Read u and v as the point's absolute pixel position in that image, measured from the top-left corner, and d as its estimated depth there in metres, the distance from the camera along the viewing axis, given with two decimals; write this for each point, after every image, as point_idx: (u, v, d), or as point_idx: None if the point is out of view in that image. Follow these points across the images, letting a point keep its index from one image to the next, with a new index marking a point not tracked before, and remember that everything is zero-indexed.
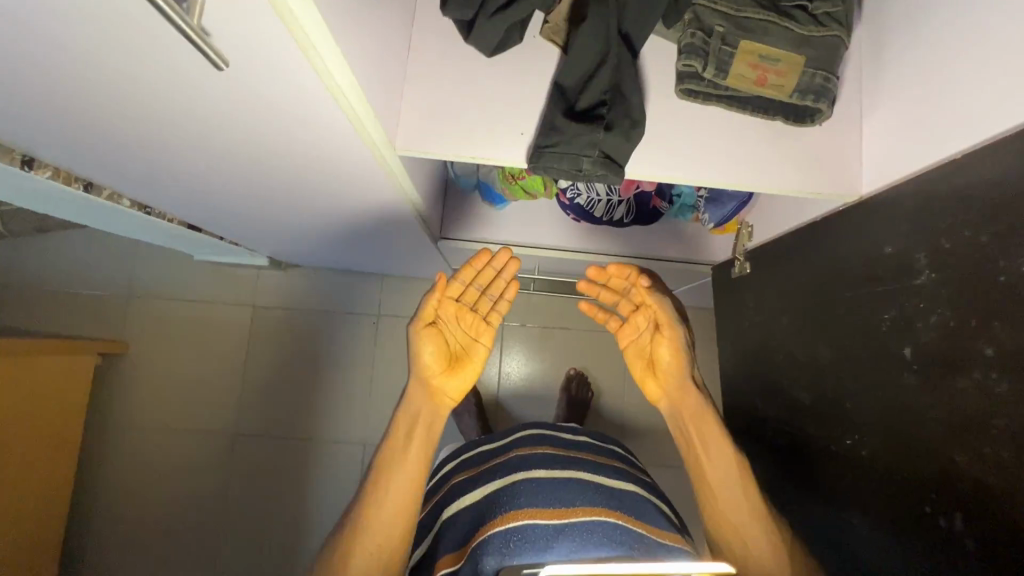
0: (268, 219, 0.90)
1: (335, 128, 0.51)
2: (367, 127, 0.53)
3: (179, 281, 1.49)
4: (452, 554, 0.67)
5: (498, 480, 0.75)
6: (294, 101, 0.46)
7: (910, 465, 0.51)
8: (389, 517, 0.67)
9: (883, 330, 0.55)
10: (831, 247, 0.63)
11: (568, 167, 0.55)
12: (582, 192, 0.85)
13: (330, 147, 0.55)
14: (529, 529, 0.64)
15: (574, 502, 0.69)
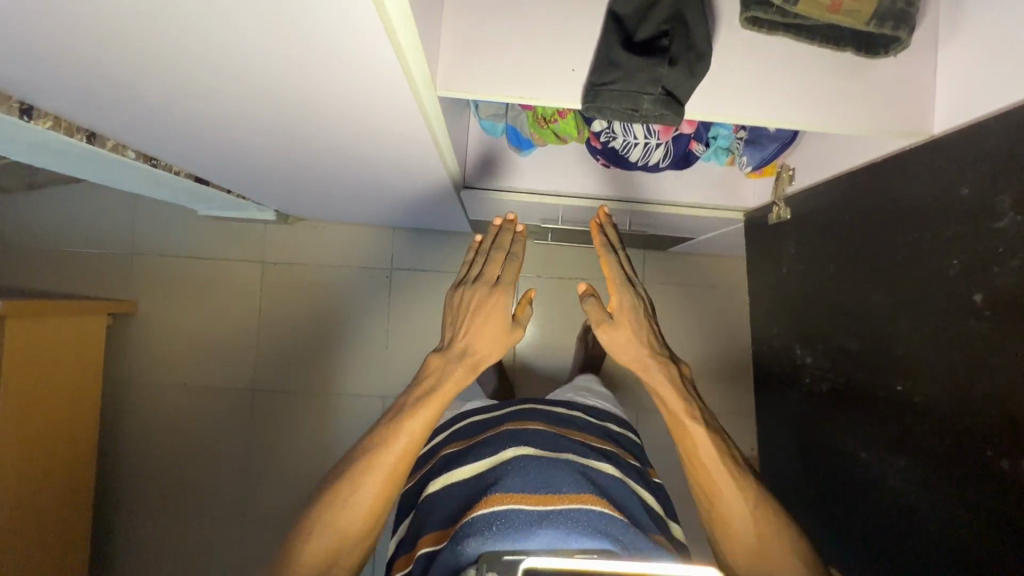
0: (285, 169, 0.85)
1: (376, 65, 0.46)
2: (412, 67, 0.48)
3: (183, 237, 1.44)
4: (432, 536, 0.64)
5: (488, 457, 0.70)
6: (338, 39, 0.41)
7: (972, 409, 0.51)
8: (381, 474, 0.67)
9: (951, 277, 0.53)
10: (893, 191, 0.60)
11: (627, 107, 0.52)
12: (615, 135, 0.80)
13: (367, 89, 0.51)
14: (513, 514, 0.58)
15: (556, 483, 0.63)
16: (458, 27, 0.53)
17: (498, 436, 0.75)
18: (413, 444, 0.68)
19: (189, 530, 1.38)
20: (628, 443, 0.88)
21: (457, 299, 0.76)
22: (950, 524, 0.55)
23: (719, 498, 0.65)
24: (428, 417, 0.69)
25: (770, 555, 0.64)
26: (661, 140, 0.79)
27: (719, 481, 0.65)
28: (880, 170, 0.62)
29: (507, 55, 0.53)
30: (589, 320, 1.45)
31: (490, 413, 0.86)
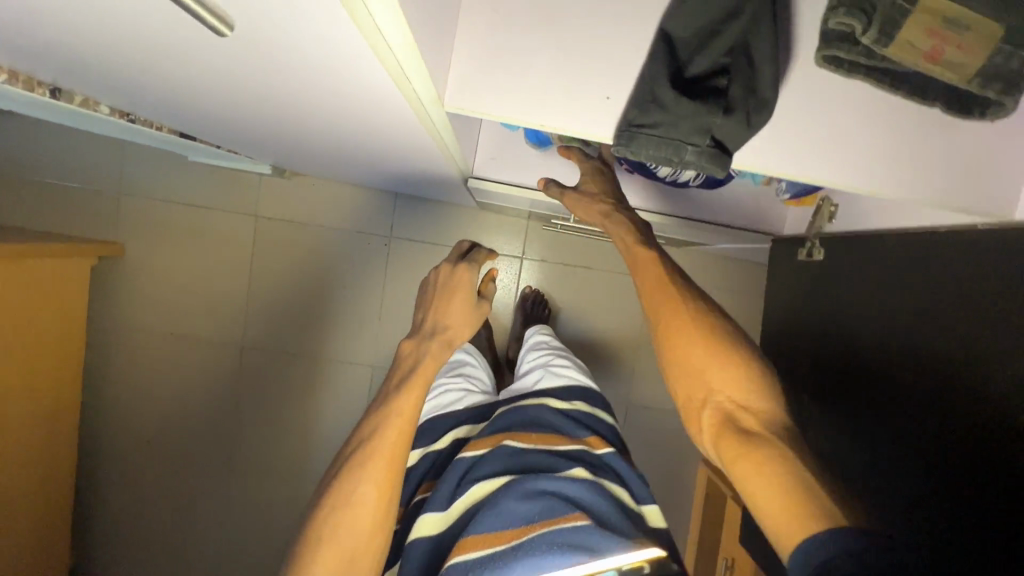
0: (276, 140, 0.77)
1: (376, 74, 0.38)
2: (413, 81, 0.40)
3: (174, 181, 1.36)
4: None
5: (463, 496, 0.71)
6: (319, 44, 0.34)
7: (977, 508, 0.50)
8: (378, 470, 0.60)
9: (1002, 386, 0.47)
10: (949, 267, 0.54)
11: (665, 156, 0.44)
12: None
13: (359, 91, 0.43)
14: (489, 556, 0.61)
15: (523, 511, 0.65)
16: (479, 31, 0.44)
17: (466, 465, 0.75)
18: (407, 427, 0.62)
19: (174, 474, 1.40)
20: (591, 421, 0.85)
21: (427, 280, 0.69)
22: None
23: (658, 306, 0.58)
24: (416, 403, 0.62)
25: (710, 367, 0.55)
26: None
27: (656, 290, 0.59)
28: (939, 240, 0.55)
29: (532, 70, 0.45)
30: (530, 288, 1.41)
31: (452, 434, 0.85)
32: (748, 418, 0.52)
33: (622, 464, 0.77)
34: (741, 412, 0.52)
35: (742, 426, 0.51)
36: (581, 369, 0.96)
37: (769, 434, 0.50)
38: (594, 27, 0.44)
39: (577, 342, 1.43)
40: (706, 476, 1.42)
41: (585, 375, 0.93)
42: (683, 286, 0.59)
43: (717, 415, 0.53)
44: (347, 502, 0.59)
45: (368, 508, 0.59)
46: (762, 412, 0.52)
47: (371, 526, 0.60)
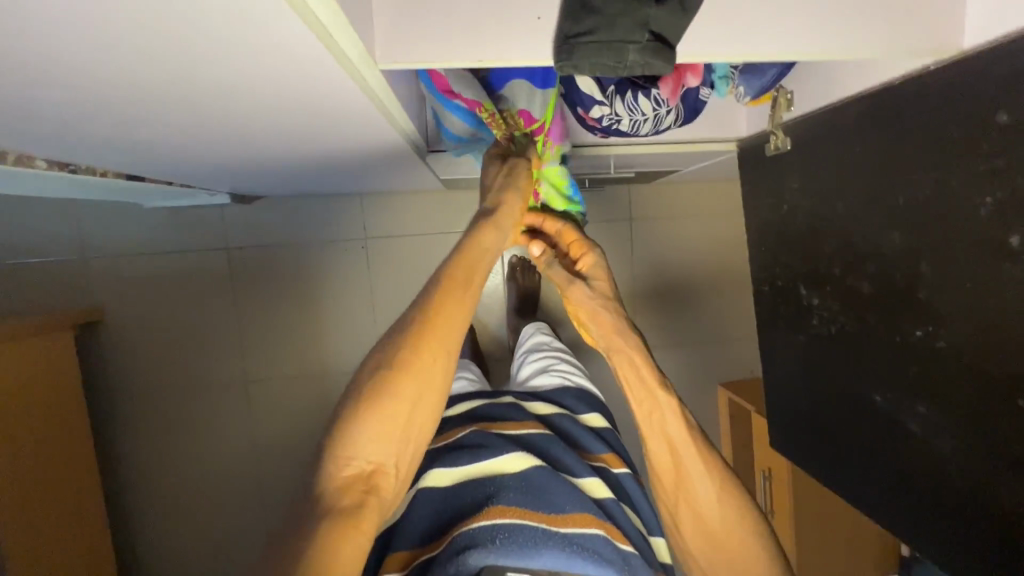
0: (223, 154, 0.75)
1: (294, 41, 0.36)
2: (340, 41, 0.39)
3: (136, 233, 1.33)
4: (408, 555, 0.63)
5: (481, 462, 0.72)
6: (234, 25, 0.33)
7: (990, 359, 0.50)
8: (423, 354, 0.56)
9: (984, 217, 0.48)
10: (910, 118, 0.53)
11: (607, 61, 0.43)
12: (618, 117, 0.76)
13: (287, 69, 0.41)
14: (517, 528, 0.62)
15: (561, 503, 0.67)
16: None
17: (484, 437, 0.77)
18: (466, 299, 0.60)
19: (209, 520, 1.39)
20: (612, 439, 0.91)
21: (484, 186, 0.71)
22: (959, 468, 0.56)
23: (687, 479, 0.66)
24: (463, 293, 0.60)
25: (737, 550, 0.65)
26: (666, 101, 0.75)
27: (687, 459, 0.66)
28: (894, 96, 0.55)
29: (456, 10, 0.44)
30: (516, 257, 1.40)
31: (465, 402, 0.90)
32: None
33: (637, 490, 0.82)
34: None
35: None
36: (583, 378, 1.05)
37: None
38: None
39: None
40: (727, 398, 1.44)
41: (588, 383, 1.03)
42: (704, 450, 0.67)
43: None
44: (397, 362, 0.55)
45: (418, 375, 0.56)
46: None
47: (421, 406, 0.56)
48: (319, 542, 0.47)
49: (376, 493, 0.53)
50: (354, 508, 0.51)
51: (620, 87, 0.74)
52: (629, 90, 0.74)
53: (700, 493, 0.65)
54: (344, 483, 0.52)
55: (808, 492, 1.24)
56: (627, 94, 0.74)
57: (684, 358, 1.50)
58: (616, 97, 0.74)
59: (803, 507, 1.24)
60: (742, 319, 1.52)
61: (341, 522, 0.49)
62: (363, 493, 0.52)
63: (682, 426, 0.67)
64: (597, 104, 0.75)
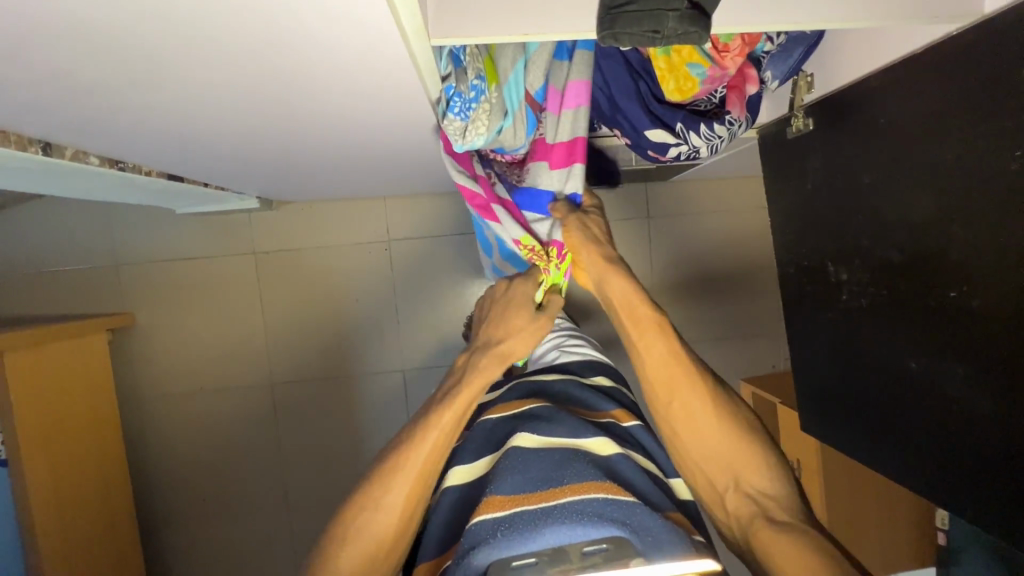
0: (264, 146, 0.78)
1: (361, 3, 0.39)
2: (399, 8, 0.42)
3: (167, 239, 1.37)
4: (432, 563, 0.68)
5: (486, 456, 0.77)
6: None
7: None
8: (404, 482, 0.67)
9: (1013, 170, 0.49)
10: (933, 83, 0.56)
11: (647, 28, 0.45)
12: (697, 148, 0.79)
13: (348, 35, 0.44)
14: (515, 516, 0.64)
15: (558, 473, 0.69)
16: None
17: (490, 427, 0.82)
18: (449, 438, 0.69)
19: (235, 523, 1.40)
20: (621, 397, 0.94)
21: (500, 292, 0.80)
22: (1000, 428, 0.56)
23: (679, 391, 0.69)
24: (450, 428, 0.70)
25: (732, 454, 0.66)
26: (740, 116, 0.77)
27: (676, 371, 0.69)
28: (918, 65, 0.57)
29: None
30: None
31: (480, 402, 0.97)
32: (777, 508, 0.63)
33: (648, 439, 0.85)
34: (761, 500, 0.64)
35: (766, 512, 0.63)
36: (593, 349, 1.08)
37: (798, 520, 0.61)
38: None
39: (594, 296, 1.45)
40: (751, 392, 1.44)
41: (598, 353, 1.06)
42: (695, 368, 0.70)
43: (741, 500, 0.65)
44: (383, 485, 0.67)
45: (400, 498, 0.66)
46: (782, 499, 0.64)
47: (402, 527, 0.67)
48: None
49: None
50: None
51: (687, 121, 0.77)
52: (698, 122, 0.76)
53: (691, 404, 0.68)
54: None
55: (838, 482, 1.23)
56: (698, 126, 0.76)
57: (706, 354, 1.51)
58: (687, 133, 0.77)
59: (834, 498, 1.23)
60: (763, 313, 1.53)
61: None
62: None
63: (669, 339, 0.71)
64: (672, 146, 0.78)
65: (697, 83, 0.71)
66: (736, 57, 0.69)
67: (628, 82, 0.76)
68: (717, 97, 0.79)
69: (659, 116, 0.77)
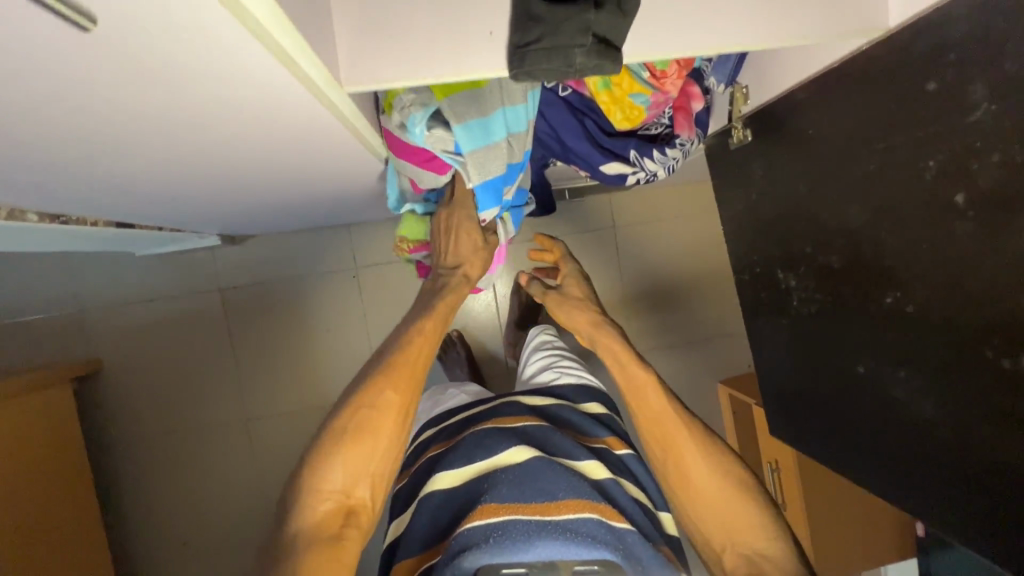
0: (207, 191, 0.77)
1: (254, 64, 0.39)
2: (299, 64, 0.42)
3: (130, 281, 1.35)
4: (415, 559, 0.68)
5: (481, 459, 0.76)
6: (196, 52, 0.35)
7: (957, 318, 0.51)
8: (399, 379, 0.71)
9: (928, 181, 0.50)
10: (851, 95, 0.56)
11: (558, 66, 0.46)
12: (654, 170, 0.80)
13: (252, 92, 0.44)
14: (510, 525, 0.64)
15: (557, 486, 0.69)
16: (354, 9, 0.47)
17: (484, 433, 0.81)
18: (426, 353, 0.75)
19: (215, 565, 1.37)
20: (615, 426, 0.95)
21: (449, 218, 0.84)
22: (941, 432, 0.57)
23: (672, 442, 0.71)
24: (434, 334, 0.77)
25: (735, 512, 0.66)
26: (690, 137, 0.77)
27: (671, 424, 0.72)
28: (837, 77, 0.57)
29: (414, 32, 0.47)
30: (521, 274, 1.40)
31: (471, 409, 0.95)
32: (769, 563, 0.62)
33: (641, 468, 0.86)
34: (759, 557, 0.63)
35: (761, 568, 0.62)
36: (585, 371, 1.09)
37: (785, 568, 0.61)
38: None
39: None
40: (727, 393, 1.45)
41: (591, 376, 1.07)
42: (688, 421, 0.73)
43: (739, 558, 0.64)
44: (371, 401, 0.69)
45: (389, 411, 0.69)
46: (774, 551, 0.63)
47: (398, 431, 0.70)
48: (304, 566, 0.59)
49: (359, 514, 0.66)
50: (336, 538, 0.62)
51: (640, 147, 0.78)
52: (651, 148, 0.77)
53: (686, 457, 0.70)
54: (325, 519, 0.63)
55: (816, 480, 1.24)
56: (652, 152, 0.77)
57: (682, 359, 1.51)
58: (642, 160, 0.78)
59: (813, 496, 1.24)
60: (736, 315, 1.54)
61: (329, 553, 0.61)
62: (345, 524, 0.64)
63: (663, 397, 0.74)
64: (628, 174, 0.79)
65: (643, 110, 0.72)
66: (676, 80, 0.68)
67: (576, 126, 0.77)
68: (666, 119, 0.79)
69: (611, 149, 0.78)
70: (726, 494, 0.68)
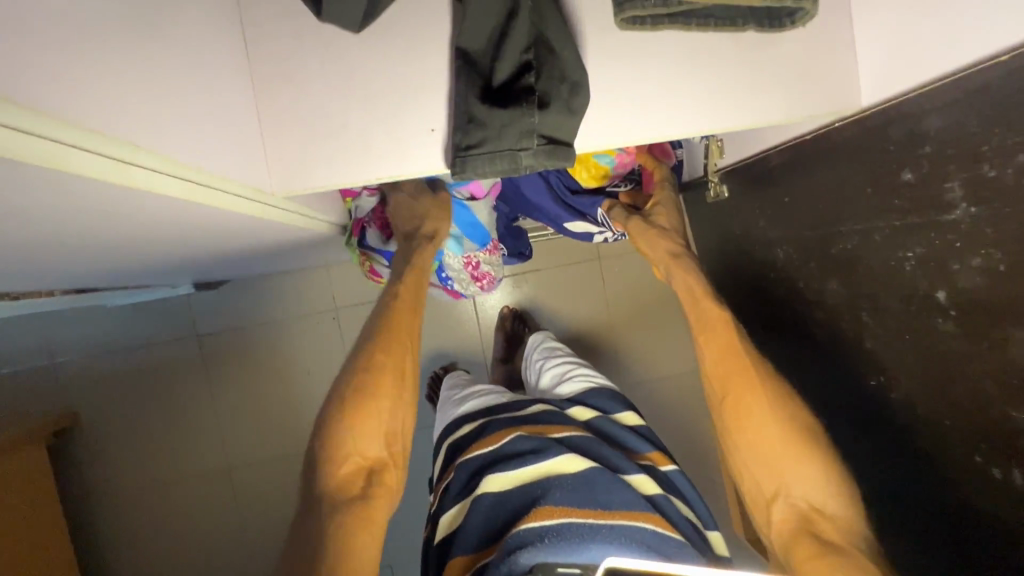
0: (162, 272, 0.73)
1: (156, 202, 0.35)
2: (212, 189, 0.38)
3: (99, 332, 1.24)
4: (471, 558, 0.55)
5: (530, 464, 0.59)
6: (75, 208, 0.31)
7: (946, 415, 0.47)
8: (393, 337, 0.59)
9: (908, 271, 0.46)
10: (826, 171, 0.53)
11: (503, 167, 0.42)
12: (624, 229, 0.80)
13: (165, 218, 0.39)
14: (567, 527, 0.52)
15: (623, 496, 0.56)
16: (282, 113, 0.44)
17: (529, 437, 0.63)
18: (415, 316, 0.63)
19: None
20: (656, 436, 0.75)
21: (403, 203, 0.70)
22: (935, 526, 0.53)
23: (740, 388, 0.58)
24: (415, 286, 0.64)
25: (808, 472, 0.54)
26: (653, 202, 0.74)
27: (738, 363, 0.59)
28: (811, 152, 0.54)
29: (350, 131, 0.44)
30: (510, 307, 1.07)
31: (508, 402, 0.74)
32: (827, 524, 0.52)
33: (688, 488, 0.67)
34: (816, 514, 0.53)
35: (817, 534, 0.51)
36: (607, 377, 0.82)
37: (848, 542, 0.50)
38: (387, 69, 0.43)
39: None
40: None
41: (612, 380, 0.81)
42: (759, 364, 0.59)
43: (791, 514, 0.54)
44: (366, 363, 0.57)
45: (389, 373, 0.57)
46: (840, 517, 0.53)
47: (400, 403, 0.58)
48: (334, 536, 0.47)
49: (382, 471, 0.54)
50: (360, 500, 0.51)
51: (607, 206, 0.75)
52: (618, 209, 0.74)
53: (751, 403, 0.57)
54: (344, 481, 0.52)
55: None
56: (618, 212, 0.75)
57: None
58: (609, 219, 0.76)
59: None
60: None
61: (358, 515, 0.49)
62: (368, 484, 0.52)
63: (737, 336, 0.61)
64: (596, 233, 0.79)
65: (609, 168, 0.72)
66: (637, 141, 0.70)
67: (540, 184, 0.73)
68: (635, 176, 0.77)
69: (576, 207, 0.75)
70: (798, 450, 0.55)
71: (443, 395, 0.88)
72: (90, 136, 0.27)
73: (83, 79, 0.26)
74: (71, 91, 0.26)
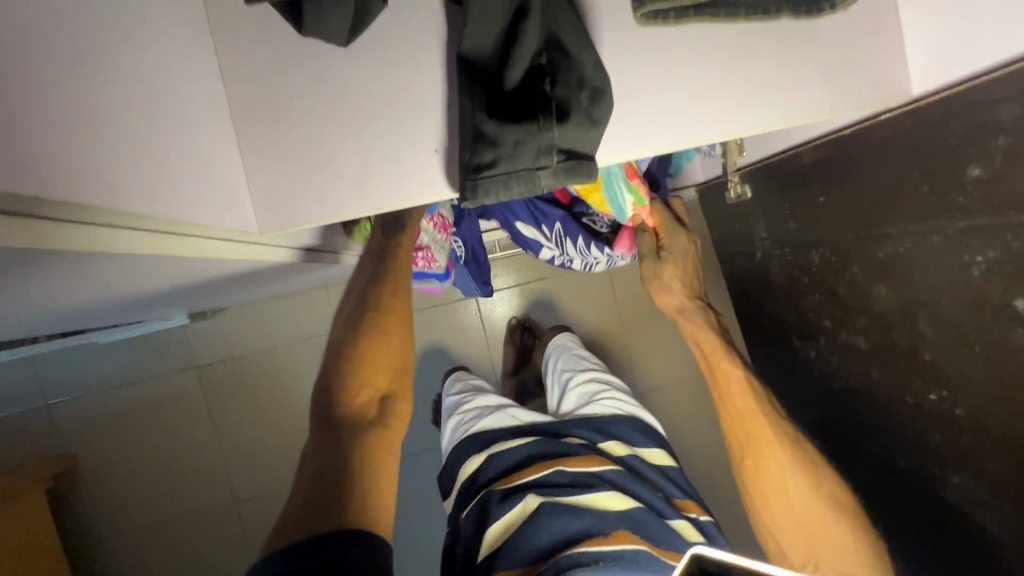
0: (142, 311, 0.66)
1: (121, 258, 0.29)
2: (185, 236, 0.33)
3: (89, 369, 1.17)
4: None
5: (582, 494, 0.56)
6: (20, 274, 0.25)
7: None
8: (399, 281, 0.56)
9: (977, 277, 0.42)
10: (872, 167, 0.48)
11: (521, 190, 0.37)
12: (572, 256, 0.73)
13: (131, 270, 0.34)
14: (627, 554, 0.50)
15: (668, 539, 0.54)
16: (265, 141, 0.39)
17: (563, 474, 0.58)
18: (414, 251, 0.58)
19: None
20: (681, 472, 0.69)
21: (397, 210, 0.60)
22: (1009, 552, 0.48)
23: (757, 443, 0.61)
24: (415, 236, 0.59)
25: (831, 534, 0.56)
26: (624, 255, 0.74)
27: (756, 428, 0.61)
28: (853, 147, 0.49)
29: (343, 158, 0.39)
30: (518, 319, 1.01)
31: (523, 422, 0.67)
32: None
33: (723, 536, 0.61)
34: None
35: None
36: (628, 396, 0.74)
37: None
38: (383, 85, 0.38)
39: None
40: None
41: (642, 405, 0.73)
42: (775, 419, 0.61)
43: None
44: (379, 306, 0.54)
45: (400, 313, 0.55)
46: None
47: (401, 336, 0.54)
48: (354, 463, 0.45)
49: (395, 402, 0.52)
50: (374, 428, 0.49)
51: (565, 226, 0.68)
52: (580, 235, 0.69)
53: (772, 459, 0.59)
54: (358, 408, 0.49)
55: None
56: (578, 238, 0.69)
57: None
58: (564, 240, 0.69)
59: None
60: None
61: (376, 446, 0.48)
62: (381, 413, 0.50)
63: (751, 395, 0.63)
64: (544, 246, 0.70)
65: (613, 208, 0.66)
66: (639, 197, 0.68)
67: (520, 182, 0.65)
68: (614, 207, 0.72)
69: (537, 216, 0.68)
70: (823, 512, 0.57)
71: (446, 407, 0.78)
72: (61, 207, 0.23)
73: (54, 137, 0.23)
74: (43, 155, 0.22)
